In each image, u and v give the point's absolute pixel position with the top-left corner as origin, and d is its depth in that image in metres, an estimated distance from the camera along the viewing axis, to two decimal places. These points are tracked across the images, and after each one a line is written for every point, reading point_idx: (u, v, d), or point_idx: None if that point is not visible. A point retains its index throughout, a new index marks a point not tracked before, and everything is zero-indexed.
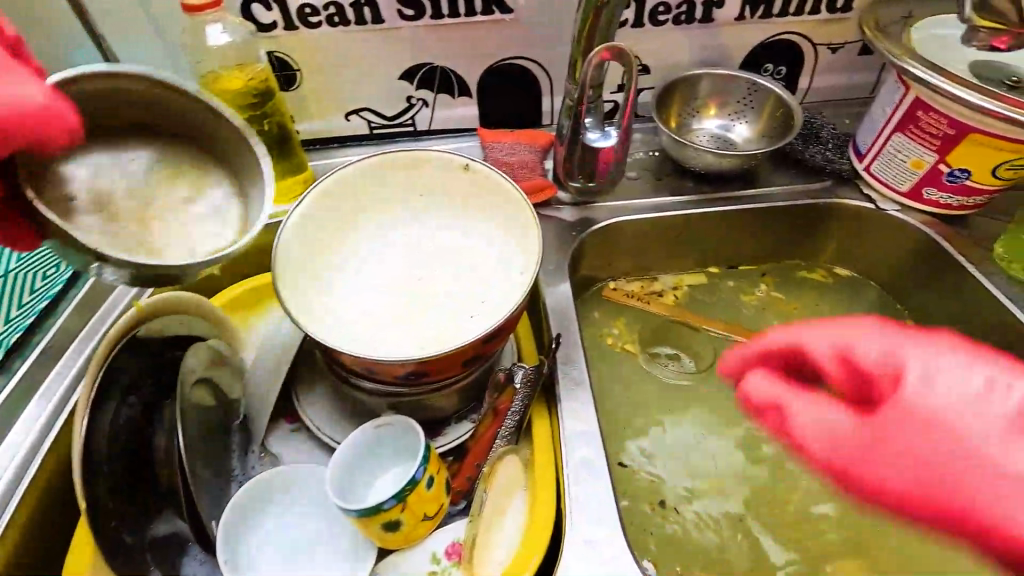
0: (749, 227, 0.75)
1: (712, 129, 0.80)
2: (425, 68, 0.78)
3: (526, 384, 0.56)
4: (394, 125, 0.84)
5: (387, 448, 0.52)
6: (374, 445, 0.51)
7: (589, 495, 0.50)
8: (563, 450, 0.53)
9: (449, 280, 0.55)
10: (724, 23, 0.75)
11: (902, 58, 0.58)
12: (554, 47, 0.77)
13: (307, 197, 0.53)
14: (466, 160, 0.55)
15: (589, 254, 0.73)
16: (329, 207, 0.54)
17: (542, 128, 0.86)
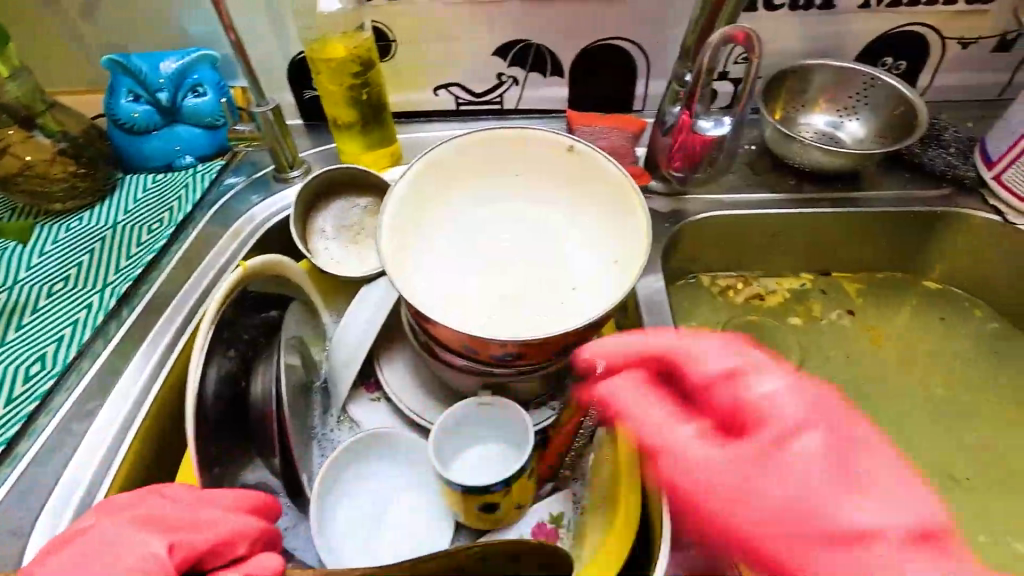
0: (859, 231, 0.71)
1: (819, 126, 0.75)
2: (521, 45, 0.76)
3: (611, 377, 0.55)
4: (481, 102, 0.83)
5: (483, 431, 0.55)
6: (476, 425, 0.54)
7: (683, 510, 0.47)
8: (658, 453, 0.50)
9: (543, 266, 0.55)
10: (843, 11, 0.71)
11: None
12: (657, 29, 0.75)
13: (413, 163, 0.52)
14: (572, 140, 0.54)
15: (679, 246, 0.70)
16: (429, 182, 0.53)
17: (631, 113, 0.83)
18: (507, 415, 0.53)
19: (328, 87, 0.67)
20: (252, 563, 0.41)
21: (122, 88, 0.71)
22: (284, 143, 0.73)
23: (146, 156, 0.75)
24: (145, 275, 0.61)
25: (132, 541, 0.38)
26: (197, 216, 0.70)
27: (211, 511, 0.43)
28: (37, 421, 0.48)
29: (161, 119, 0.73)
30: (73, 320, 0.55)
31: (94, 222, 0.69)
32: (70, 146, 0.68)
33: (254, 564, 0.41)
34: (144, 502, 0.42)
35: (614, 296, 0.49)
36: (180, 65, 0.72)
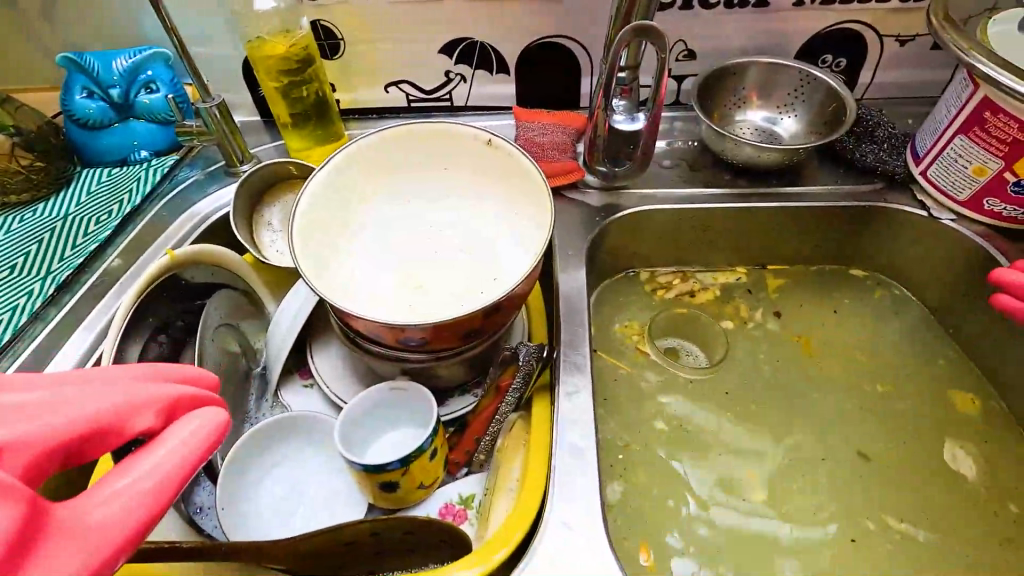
0: (790, 227, 0.73)
1: (757, 123, 0.76)
2: (465, 44, 0.78)
3: (527, 364, 0.56)
4: (431, 99, 0.84)
5: (399, 418, 0.56)
6: (393, 411, 0.56)
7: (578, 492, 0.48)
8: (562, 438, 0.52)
9: (459, 257, 0.58)
10: (778, 9, 0.72)
11: (969, 54, 0.53)
12: (597, 27, 0.76)
13: (334, 156, 0.54)
14: (489, 135, 0.56)
15: (614, 240, 0.72)
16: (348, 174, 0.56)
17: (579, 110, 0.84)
18: (419, 402, 0.55)
19: (268, 83, 0.69)
20: (152, 452, 0.35)
21: (76, 86, 0.73)
22: (232, 138, 0.76)
23: (101, 151, 0.77)
24: (87, 264, 0.64)
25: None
26: (146, 208, 0.72)
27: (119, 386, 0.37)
28: None
29: (115, 116, 0.76)
30: (12, 306, 0.58)
31: (47, 213, 0.72)
32: (23, 140, 0.71)
33: (162, 444, 0.35)
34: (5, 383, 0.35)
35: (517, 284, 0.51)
36: (132, 63, 0.74)
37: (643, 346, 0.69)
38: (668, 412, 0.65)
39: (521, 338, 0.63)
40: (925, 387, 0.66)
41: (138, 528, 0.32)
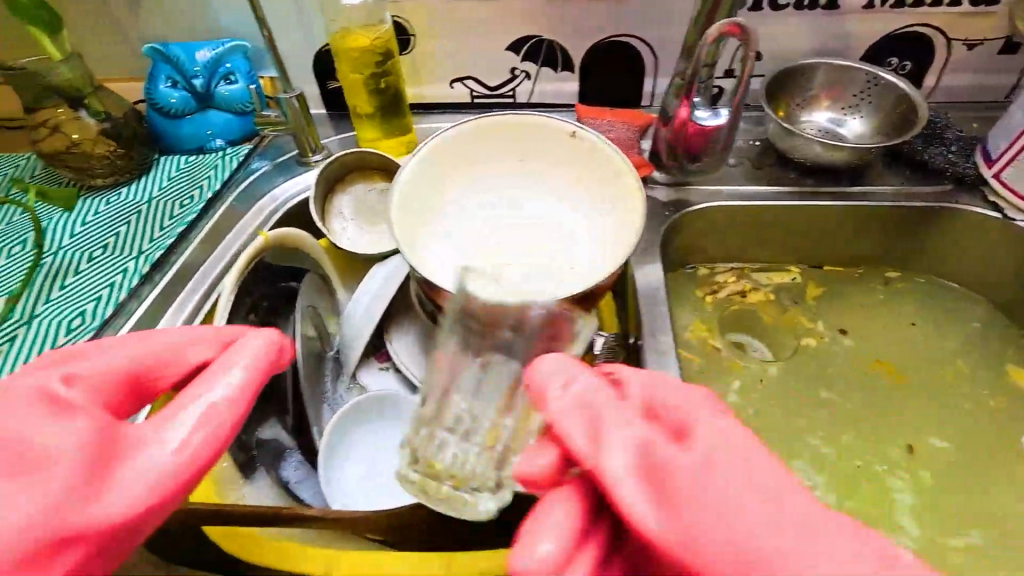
0: (857, 226, 0.73)
1: (822, 124, 0.77)
2: (533, 41, 0.80)
3: (606, 352, 0.57)
4: (495, 96, 0.86)
5: None
6: None
7: None
8: None
9: (539, 246, 0.59)
10: (848, 11, 0.73)
11: None
12: (664, 27, 0.78)
13: (424, 143, 0.56)
14: (574, 127, 0.57)
15: (680, 236, 0.73)
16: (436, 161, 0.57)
17: (639, 109, 0.86)
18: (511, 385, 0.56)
19: (349, 76, 0.71)
20: (213, 379, 0.39)
21: (161, 75, 0.76)
22: (307, 129, 0.78)
23: (180, 138, 0.80)
24: (175, 245, 0.66)
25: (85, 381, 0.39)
26: (225, 194, 0.75)
27: (195, 335, 0.43)
28: None
29: (195, 105, 0.79)
30: (111, 283, 0.60)
31: (131, 197, 0.74)
32: (112, 126, 0.73)
33: (228, 366, 0.40)
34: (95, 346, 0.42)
35: (605, 270, 0.52)
36: (214, 55, 0.77)
37: (708, 340, 0.70)
38: (737, 405, 0.65)
39: (593, 328, 0.64)
40: (997, 386, 0.66)
41: (208, 457, 0.37)
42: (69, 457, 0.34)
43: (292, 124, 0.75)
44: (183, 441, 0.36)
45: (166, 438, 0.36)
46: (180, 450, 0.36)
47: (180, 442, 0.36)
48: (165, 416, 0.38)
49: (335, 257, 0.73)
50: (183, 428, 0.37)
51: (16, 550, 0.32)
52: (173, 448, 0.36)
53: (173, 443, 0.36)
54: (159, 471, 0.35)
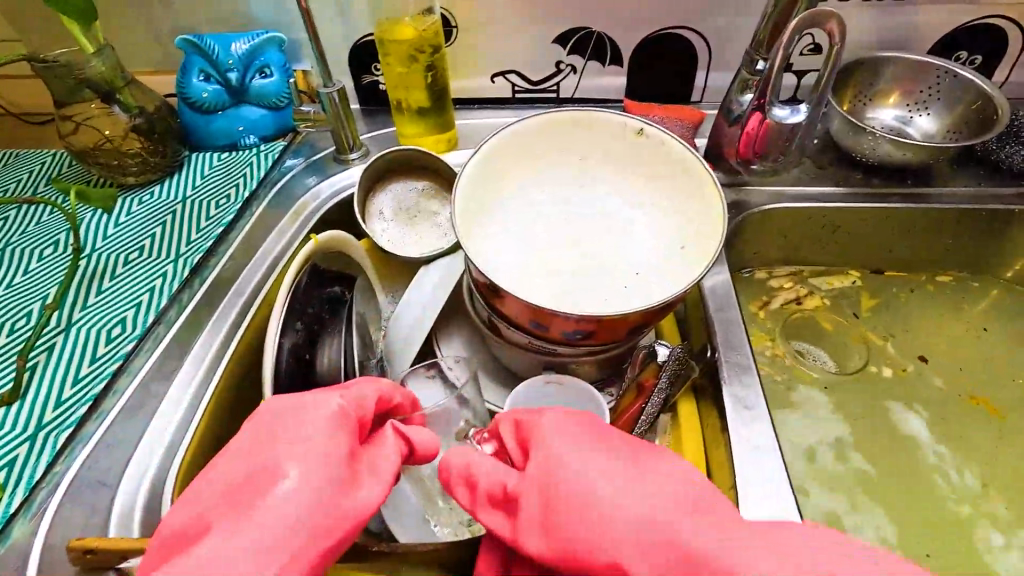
0: (927, 229, 0.69)
1: (888, 121, 0.73)
2: (582, 33, 0.76)
3: (674, 364, 0.54)
4: (538, 91, 0.83)
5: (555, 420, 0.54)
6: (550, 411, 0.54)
7: (758, 494, 0.46)
8: (727, 441, 0.50)
9: (603, 248, 0.56)
10: (920, 2, 0.69)
11: None
12: (720, 19, 0.74)
13: (488, 139, 0.52)
14: (641, 124, 0.54)
15: (740, 238, 0.69)
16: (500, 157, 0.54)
17: (689, 105, 0.82)
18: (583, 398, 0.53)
19: (394, 69, 0.68)
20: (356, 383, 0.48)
21: (194, 68, 0.73)
22: (346, 125, 0.75)
23: (213, 134, 0.77)
24: (214, 247, 0.63)
25: (267, 438, 0.41)
26: (261, 193, 0.71)
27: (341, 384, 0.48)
28: (119, 379, 0.50)
29: (229, 100, 0.76)
30: (150, 287, 0.57)
31: (164, 196, 0.71)
32: (144, 121, 0.70)
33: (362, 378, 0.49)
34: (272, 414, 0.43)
35: (680, 281, 0.50)
36: (250, 47, 0.73)
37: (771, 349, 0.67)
38: (807, 418, 0.62)
39: (655, 337, 0.61)
40: None
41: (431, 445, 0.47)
42: (287, 456, 0.39)
43: (332, 120, 0.72)
44: (381, 454, 0.44)
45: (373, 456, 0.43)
46: (375, 461, 0.43)
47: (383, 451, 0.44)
48: (372, 460, 0.43)
49: (377, 260, 0.70)
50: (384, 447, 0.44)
51: (309, 543, 0.36)
52: (377, 462, 0.43)
53: (377, 457, 0.43)
54: (370, 475, 0.42)
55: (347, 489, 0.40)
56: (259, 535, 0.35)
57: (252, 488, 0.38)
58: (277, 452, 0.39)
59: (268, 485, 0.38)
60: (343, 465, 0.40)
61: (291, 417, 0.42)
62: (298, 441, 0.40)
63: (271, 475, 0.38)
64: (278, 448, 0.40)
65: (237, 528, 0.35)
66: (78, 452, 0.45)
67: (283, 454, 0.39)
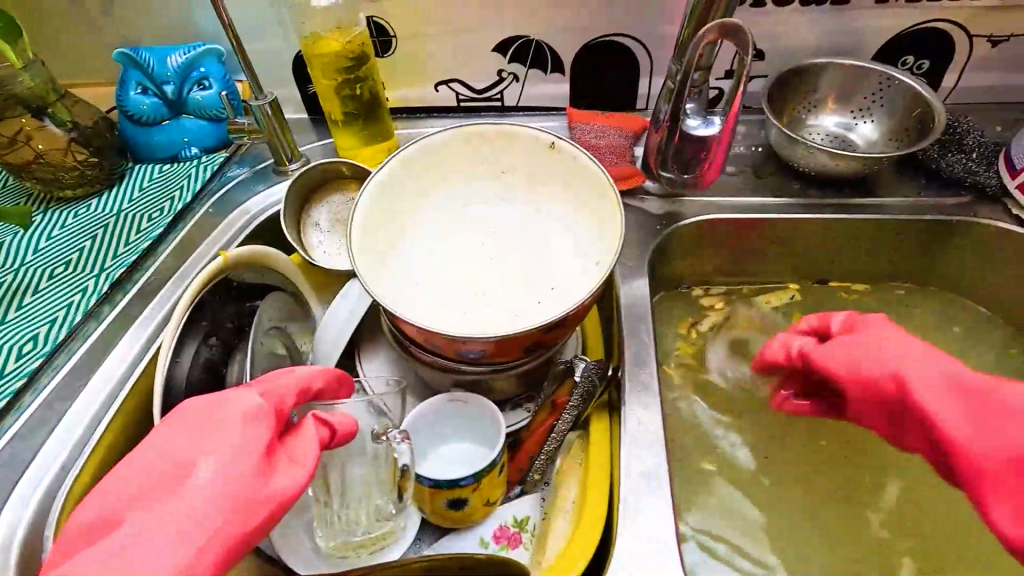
0: (866, 240, 0.68)
1: (831, 128, 0.71)
2: (520, 41, 0.75)
3: (586, 380, 0.53)
4: (482, 99, 0.82)
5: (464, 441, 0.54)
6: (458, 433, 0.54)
7: (650, 518, 0.45)
8: (629, 462, 0.49)
9: (516, 266, 0.55)
10: (860, 6, 0.67)
11: None
12: (659, 25, 0.73)
13: (394, 157, 0.53)
14: (553, 138, 0.54)
15: (674, 250, 0.68)
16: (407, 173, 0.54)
17: (634, 112, 0.81)
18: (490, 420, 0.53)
19: (322, 82, 0.67)
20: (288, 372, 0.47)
21: (131, 81, 0.73)
22: (282, 136, 0.75)
23: (153, 146, 0.77)
24: (140, 262, 0.63)
25: (189, 428, 0.40)
26: (196, 206, 0.72)
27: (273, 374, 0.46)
28: (24, 397, 0.50)
29: (168, 112, 0.76)
30: (68, 302, 0.58)
31: (100, 209, 0.72)
32: (79, 135, 0.70)
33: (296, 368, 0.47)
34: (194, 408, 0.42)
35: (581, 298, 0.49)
36: (186, 59, 0.74)
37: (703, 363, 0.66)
38: (732, 434, 0.61)
39: (577, 352, 0.60)
40: None
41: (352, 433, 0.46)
42: (203, 453, 0.38)
43: (265, 133, 0.72)
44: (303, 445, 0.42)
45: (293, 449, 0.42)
46: (295, 453, 0.42)
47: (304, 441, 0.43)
48: (290, 452, 0.42)
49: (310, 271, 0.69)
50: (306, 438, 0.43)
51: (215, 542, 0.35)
52: (296, 454, 0.42)
53: (299, 447, 0.42)
54: (288, 468, 0.41)
55: (263, 477, 0.39)
56: (171, 530, 0.35)
57: (166, 483, 0.37)
58: (191, 449, 0.39)
59: (181, 480, 0.37)
60: (257, 459, 0.39)
61: (204, 409, 0.41)
62: (217, 435, 0.39)
63: (184, 470, 0.38)
64: (193, 443, 0.39)
65: (147, 525, 0.35)
66: None
67: (200, 449, 0.39)
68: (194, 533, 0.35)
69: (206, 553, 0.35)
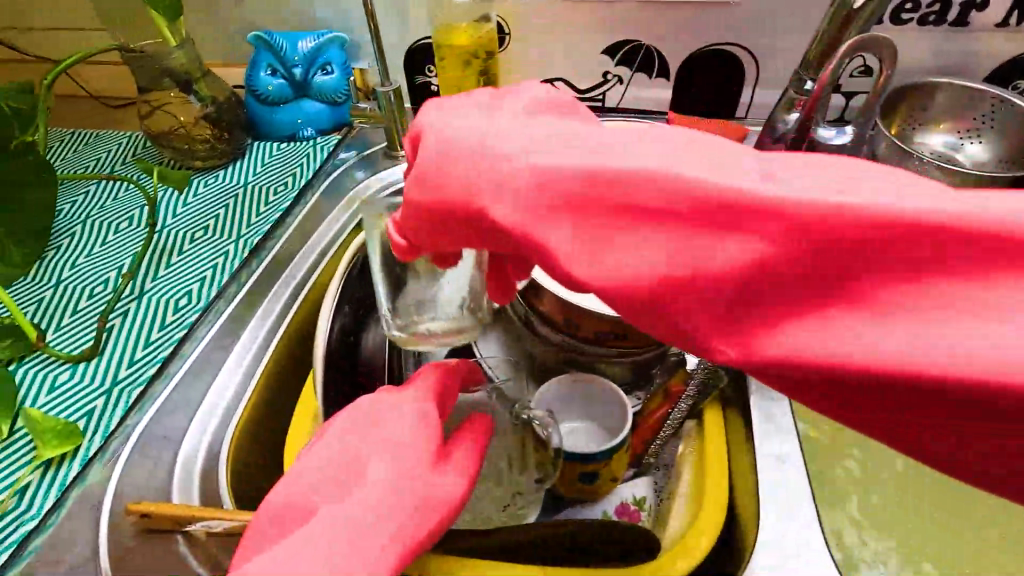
0: None
1: (939, 146, 0.72)
2: (631, 45, 0.78)
3: (704, 371, 0.54)
4: (584, 99, 0.85)
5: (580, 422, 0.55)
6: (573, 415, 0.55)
7: (790, 503, 0.46)
8: (760, 448, 0.50)
9: None
10: (979, 29, 0.68)
11: None
12: (770, 38, 0.75)
13: None
14: None
15: None
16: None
17: (733, 120, 0.83)
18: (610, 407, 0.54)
19: (448, 73, 0.71)
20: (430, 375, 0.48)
21: (262, 63, 0.77)
22: (399, 122, 0.79)
23: (274, 125, 0.82)
24: (271, 231, 0.67)
25: (360, 435, 0.43)
26: (316, 183, 0.75)
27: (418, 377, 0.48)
28: (184, 346, 0.54)
29: (292, 93, 0.80)
30: (213, 264, 0.62)
31: (227, 181, 0.76)
32: (214, 110, 0.74)
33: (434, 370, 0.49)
34: (354, 417, 0.45)
35: None
36: (315, 45, 0.78)
37: None
38: None
39: None
40: None
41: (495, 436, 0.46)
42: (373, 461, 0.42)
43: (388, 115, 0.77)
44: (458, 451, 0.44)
45: (448, 455, 0.44)
46: (451, 460, 0.44)
47: (459, 448, 0.45)
48: (450, 459, 0.44)
49: None
50: (457, 446, 0.45)
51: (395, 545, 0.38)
52: (451, 460, 0.44)
53: (455, 456, 0.44)
54: (446, 471, 0.43)
55: (431, 480, 0.42)
56: (359, 524, 0.38)
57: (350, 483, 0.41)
58: (362, 455, 0.42)
59: (357, 477, 0.41)
60: (418, 463, 0.42)
61: (369, 418, 0.45)
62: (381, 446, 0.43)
63: (356, 471, 0.42)
64: (364, 448, 0.43)
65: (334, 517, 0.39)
66: (146, 409, 0.49)
67: (370, 455, 0.42)
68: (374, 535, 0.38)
69: (385, 557, 0.37)
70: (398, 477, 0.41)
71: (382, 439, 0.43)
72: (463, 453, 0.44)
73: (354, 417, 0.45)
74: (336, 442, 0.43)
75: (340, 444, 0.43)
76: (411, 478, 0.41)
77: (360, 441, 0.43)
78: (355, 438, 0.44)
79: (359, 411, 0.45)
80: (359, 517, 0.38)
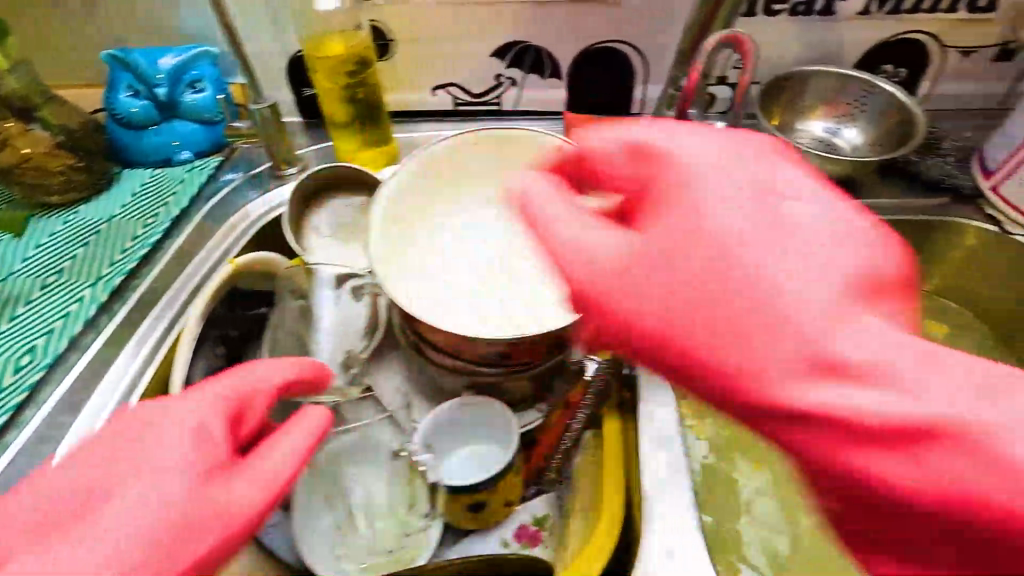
0: None
1: (822, 133, 0.74)
2: (516, 48, 0.77)
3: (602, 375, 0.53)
4: (479, 103, 0.83)
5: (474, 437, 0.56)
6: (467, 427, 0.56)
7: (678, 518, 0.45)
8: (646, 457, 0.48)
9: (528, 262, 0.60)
10: (844, 18, 0.71)
11: None
12: (655, 33, 0.75)
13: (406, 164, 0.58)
14: (561, 142, 0.56)
15: None
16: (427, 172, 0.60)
17: (629, 117, 0.83)
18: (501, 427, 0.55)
19: (325, 85, 0.67)
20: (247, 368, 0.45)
21: (121, 84, 0.71)
22: (280, 140, 0.73)
23: (144, 150, 0.75)
24: (138, 268, 0.62)
25: (146, 432, 0.38)
26: (192, 211, 0.70)
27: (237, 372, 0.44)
28: (24, 412, 0.49)
29: (160, 114, 0.74)
30: (64, 313, 0.56)
31: (89, 216, 0.69)
32: (67, 142, 0.68)
33: (255, 365, 0.45)
34: (140, 414, 0.39)
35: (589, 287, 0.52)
36: (178, 61, 0.71)
37: None
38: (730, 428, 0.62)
39: None
40: None
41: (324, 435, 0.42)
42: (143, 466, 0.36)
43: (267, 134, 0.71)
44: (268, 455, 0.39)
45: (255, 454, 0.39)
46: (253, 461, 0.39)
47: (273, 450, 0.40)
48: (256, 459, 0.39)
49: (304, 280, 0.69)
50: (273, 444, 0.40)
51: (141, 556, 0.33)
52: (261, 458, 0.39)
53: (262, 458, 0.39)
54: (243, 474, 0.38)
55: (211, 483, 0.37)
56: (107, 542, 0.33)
57: (210, 465, 0.38)
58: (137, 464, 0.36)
59: (113, 488, 0.36)
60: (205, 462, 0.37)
61: (158, 417, 0.39)
62: (157, 444, 0.37)
63: (110, 480, 0.36)
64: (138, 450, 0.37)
65: (87, 526, 0.33)
66: None
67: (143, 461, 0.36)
68: (233, 520, 0.36)
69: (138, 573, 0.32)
70: (168, 478, 0.35)
71: (172, 434, 0.38)
72: (273, 456, 0.39)
73: (138, 418, 0.39)
74: (105, 451, 0.37)
75: (118, 445, 0.38)
76: (185, 479, 0.36)
77: (142, 443, 0.37)
78: (131, 446, 0.37)
79: (149, 406, 0.40)
80: (113, 534, 0.33)
